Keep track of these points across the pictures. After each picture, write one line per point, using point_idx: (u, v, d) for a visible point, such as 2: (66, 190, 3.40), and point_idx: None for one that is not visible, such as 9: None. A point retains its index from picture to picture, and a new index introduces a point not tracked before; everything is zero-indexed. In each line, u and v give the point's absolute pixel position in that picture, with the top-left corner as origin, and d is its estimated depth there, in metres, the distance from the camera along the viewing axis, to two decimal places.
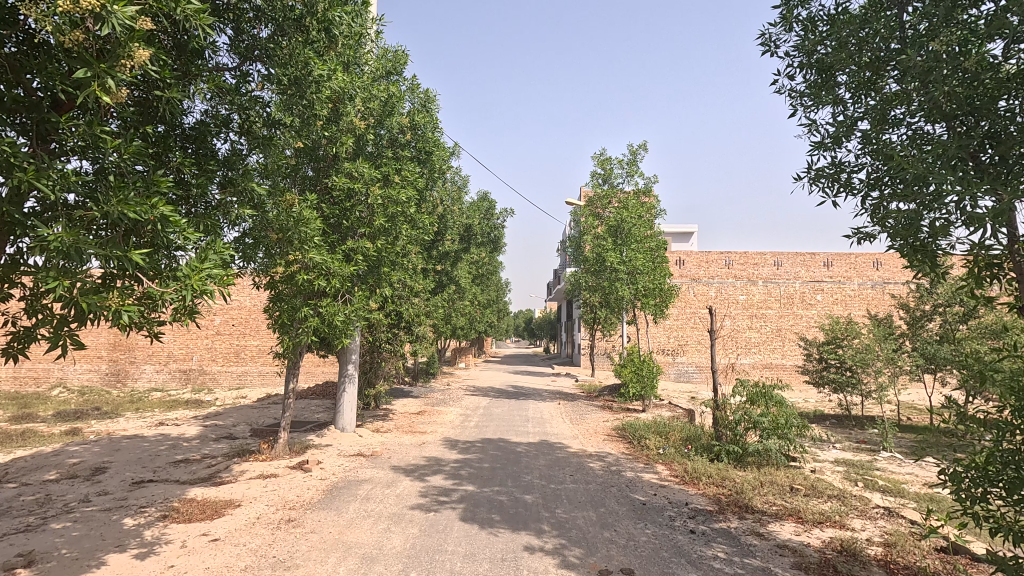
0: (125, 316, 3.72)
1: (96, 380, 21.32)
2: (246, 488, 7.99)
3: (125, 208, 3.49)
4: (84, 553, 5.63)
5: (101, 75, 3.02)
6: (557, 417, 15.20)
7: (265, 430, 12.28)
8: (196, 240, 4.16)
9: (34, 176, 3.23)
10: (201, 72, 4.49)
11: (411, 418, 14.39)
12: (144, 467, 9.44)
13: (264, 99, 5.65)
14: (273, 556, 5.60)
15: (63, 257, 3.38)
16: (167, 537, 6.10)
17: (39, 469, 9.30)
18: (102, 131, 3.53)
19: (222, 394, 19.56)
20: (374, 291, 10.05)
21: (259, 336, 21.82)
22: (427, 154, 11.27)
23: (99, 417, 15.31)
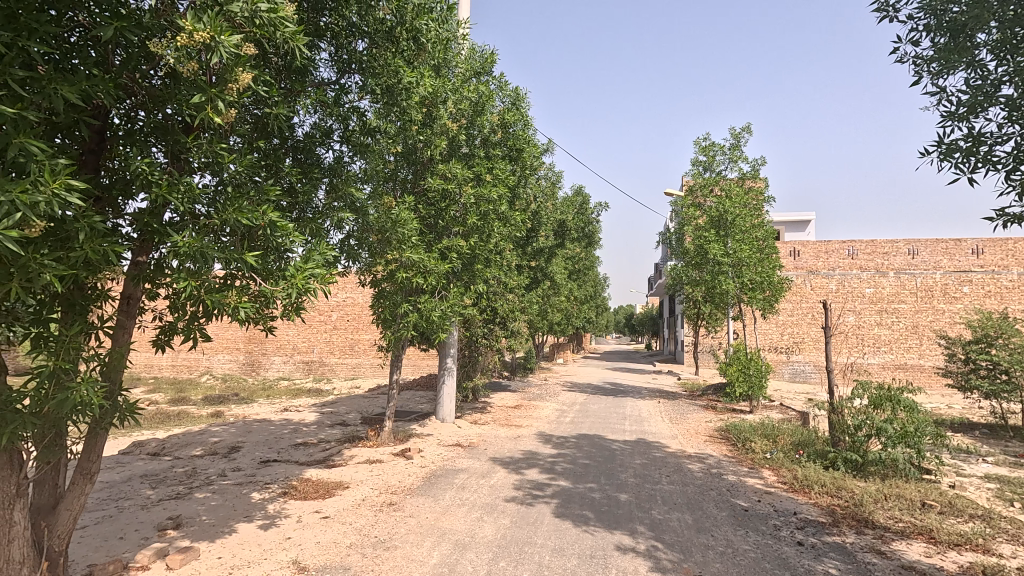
0: (243, 312, 4.17)
1: (236, 369, 24.05)
2: (354, 472, 8.63)
3: (240, 216, 3.94)
4: (219, 520, 6.41)
5: (213, 99, 3.41)
6: (656, 415, 14.75)
7: (374, 418, 13.16)
8: (301, 243, 4.55)
9: (167, 191, 3.73)
10: (303, 89, 4.91)
11: (508, 412, 14.68)
12: (270, 448, 10.52)
13: (361, 109, 6.02)
14: (374, 536, 6.01)
15: (193, 259, 3.86)
16: (286, 512, 6.77)
17: (188, 445, 10.71)
18: (221, 147, 3.97)
19: (339, 384, 21.22)
20: (469, 287, 10.37)
21: (369, 330, 23.41)
22: (519, 152, 11.39)
23: (238, 402, 17.30)
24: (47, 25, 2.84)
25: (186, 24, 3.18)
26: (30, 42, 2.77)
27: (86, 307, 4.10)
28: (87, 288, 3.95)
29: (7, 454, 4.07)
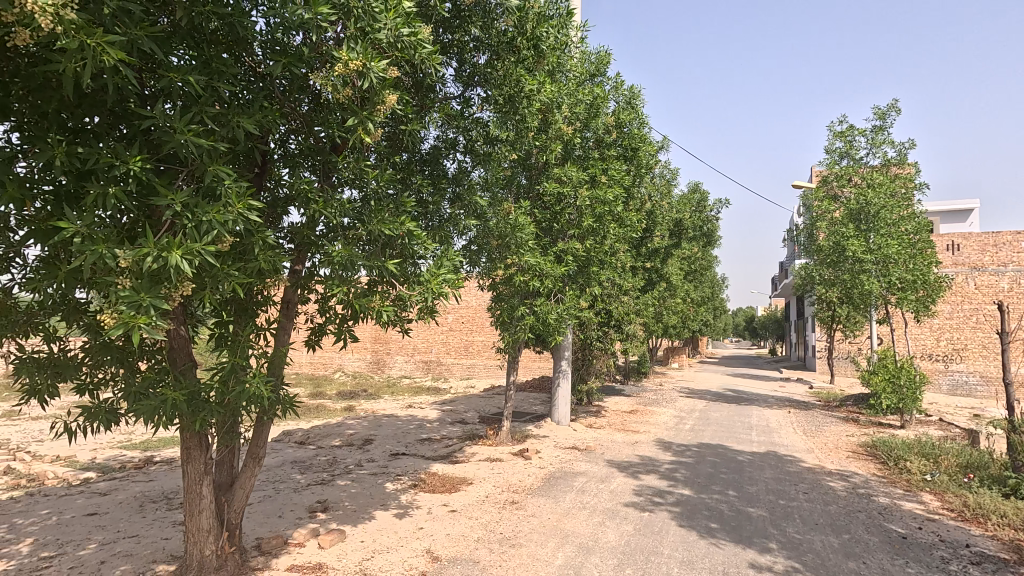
0: (385, 315, 4.51)
1: (363, 367, 26.01)
2: (477, 469, 8.96)
3: (383, 227, 4.29)
4: (360, 506, 6.99)
5: (364, 121, 3.70)
6: (787, 427, 13.65)
7: (491, 418, 13.56)
8: (433, 250, 4.82)
9: (323, 207, 4.15)
10: (433, 103, 5.20)
11: (624, 416, 14.39)
12: (399, 442, 11.26)
13: (483, 119, 6.25)
14: (500, 532, 6.20)
15: (344, 267, 4.24)
16: (417, 503, 7.20)
17: (329, 436, 11.78)
18: (365, 165, 4.33)
19: (456, 384, 22.15)
20: (584, 290, 10.33)
21: (483, 332, 24.21)
22: (634, 151, 11.15)
23: (367, 398, 18.71)
24: (230, 66, 3.27)
25: (342, 54, 3.47)
26: (218, 82, 3.20)
27: (253, 312, 4.66)
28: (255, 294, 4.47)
29: (197, 437, 4.73)
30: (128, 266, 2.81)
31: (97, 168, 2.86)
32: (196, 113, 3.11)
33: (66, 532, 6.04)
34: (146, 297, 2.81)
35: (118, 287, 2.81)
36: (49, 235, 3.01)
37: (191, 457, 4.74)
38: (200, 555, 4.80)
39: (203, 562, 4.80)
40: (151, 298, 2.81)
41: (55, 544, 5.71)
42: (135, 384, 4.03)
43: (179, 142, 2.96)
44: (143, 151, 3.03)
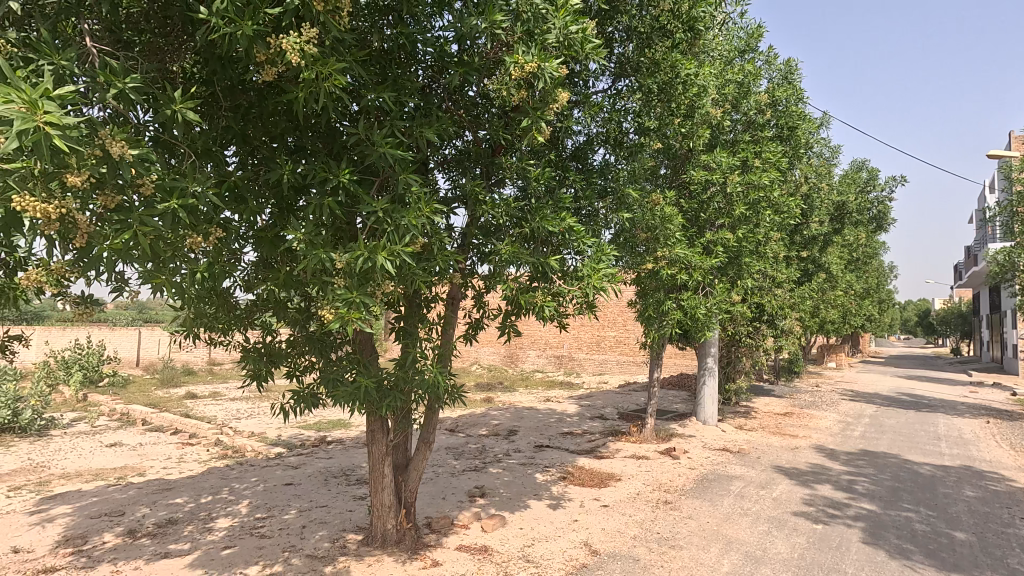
0: (548, 311, 4.59)
1: (498, 360, 26.88)
2: (624, 465, 8.84)
3: (546, 224, 4.39)
4: (515, 495, 7.25)
5: (537, 121, 3.80)
6: (987, 439, 11.65)
7: (631, 415, 13.31)
8: (591, 245, 4.81)
9: (491, 207, 4.33)
10: (588, 98, 5.16)
11: (778, 419, 13.30)
12: (542, 434, 11.49)
13: (634, 109, 6.08)
14: (657, 532, 6.05)
15: (510, 264, 4.41)
16: (569, 495, 7.28)
17: (475, 425, 12.39)
18: (527, 164, 4.46)
19: (588, 379, 22.00)
20: (735, 283, 9.68)
21: (615, 327, 23.53)
22: (791, 130, 10.20)
23: (504, 390, 19.36)
24: (413, 81, 3.54)
25: (516, 57, 3.56)
26: (405, 97, 3.48)
27: (423, 308, 4.95)
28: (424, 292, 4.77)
29: (379, 422, 5.24)
30: (344, 268, 3.17)
31: (315, 182, 3.27)
32: (390, 126, 3.41)
33: (272, 498, 7.03)
34: (357, 295, 3.16)
35: (335, 286, 3.19)
36: (273, 242, 3.49)
37: (375, 439, 5.26)
38: (384, 528, 5.39)
39: (386, 534, 5.39)
40: (361, 296, 3.14)
41: (265, 508, 6.67)
42: (333, 372, 4.53)
43: (379, 155, 3.26)
44: (349, 164, 3.38)
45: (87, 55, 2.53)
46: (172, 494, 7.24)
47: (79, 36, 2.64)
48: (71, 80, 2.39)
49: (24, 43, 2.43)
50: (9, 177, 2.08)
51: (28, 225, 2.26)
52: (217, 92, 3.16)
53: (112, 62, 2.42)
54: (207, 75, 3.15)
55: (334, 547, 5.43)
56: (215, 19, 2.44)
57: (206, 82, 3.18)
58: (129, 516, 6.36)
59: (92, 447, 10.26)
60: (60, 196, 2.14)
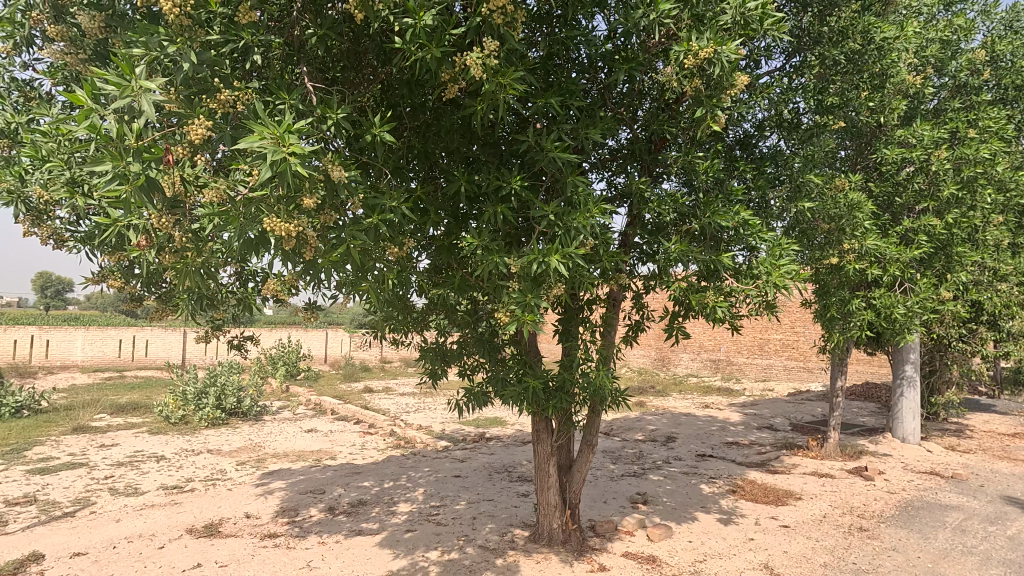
0: (721, 312, 4.26)
1: (649, 362, 25.59)
2: (803, 483, 7.96)
3: (718, 218, 4.09)
4: (680, 505, 6.91)
5: (712, 109, 3.60)
6: None
7: (807, 427, 11.98)
8: (768, 240, 4.38)
9: (657, 204, 4.17)
10: (761, 80, 4.73)
11: (1004, 440, 11.00)
12: (703, 443, 10.84)
13: (815, 86, 5.44)
14: (853, 562, 5.33)
15: (678, 263, 4.19)
16: (741, 511, 6.75)
17: (630, 429, 12.09)
18: (695, 157, 4.23)
19: (751, 386, 19.99)
20: (943, 278, 8.22)
21: (781, 328, 20.48)
22: (1018, 90, 8.43)
23: (657, 394, 18.65)
24: (577, 85, 3.57)
25: (688, 45, 3.41)
26: (570, 100, 3.51)
27: (583, 312, 4.74)
28: (586, 294, 4.70)
29: (544, 422, 5.32)
30: (518, 272, 3.26)
31: (489, 190, 3.43)
32: (557, 131, 3.45)
33: (443, 488, 7.56)
34: (531, 298, 3.24)
35: (510, 290, 3.30)
36: (449, 250, 3.72)
37: (540, 439, 5.36)
38: (550, 527, 5.47)
39: (552, 533, 5.47)
40: (535, 299, 3.21)
41: (438, 497, 7.19)
42: (501, 372, 4.66)
43: (548, 160, 3.31)
44: (519, 171, 3.49)
45: (307, 93, 2.93)
46: (360, 478, 8.15)
47: (300, 78, 3.07)
48: (297, 116, 2.77)
49: (262, 89, 2.89)
50: (258, 204, 2.47)
51: (269, 243, 2.66)
52: (403, 115, 3.47)
53: (328, 97, 2.76)
54: (395, 100, 3.48)
55: (503, 540, 5.66)
56: (410, 46, 2.69)
57: (392, 107, 3.50)
58: (328, 494, 7.28)
59: (295, 431, 11.96)
60: (293, 215, 2.48)
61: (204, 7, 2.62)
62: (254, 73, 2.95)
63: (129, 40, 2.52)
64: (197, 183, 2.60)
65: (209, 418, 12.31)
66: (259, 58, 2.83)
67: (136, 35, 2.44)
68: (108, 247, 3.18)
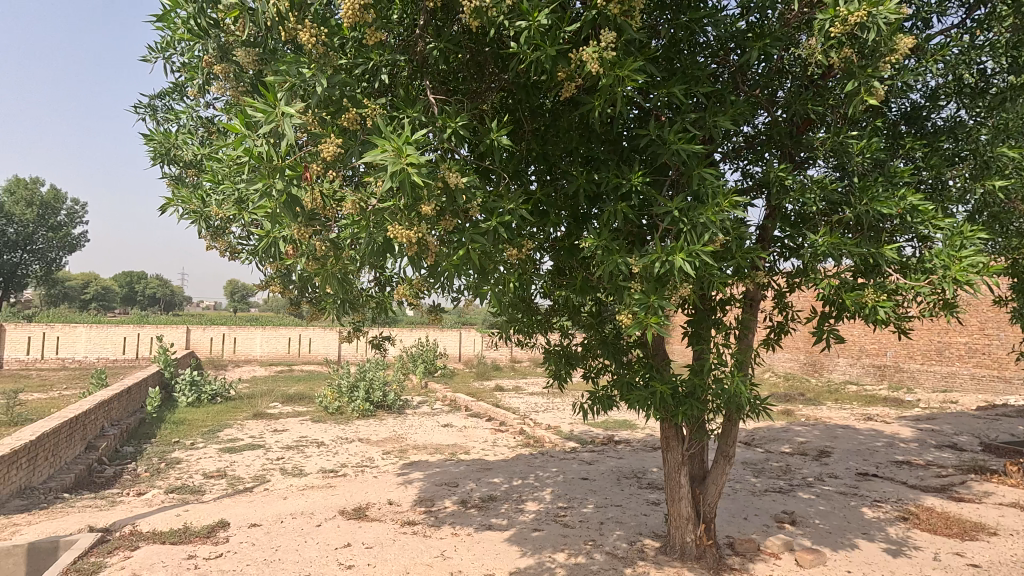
0: (883, 312, 3.69)
1: (797, 368, 23.01)
2: (999, 515, 6.65)
3: (878, 205, 3.55)
4: (836, 529, 6.15)
5: (868, 81, 3.16)
6: None
7: (1005, 449, 10.00)
8: (945, 228, 3.72)
9: (802, 192, 3.74)
10: (932, 41, 4.03)
11: None
12: (865, 460, 9.56)
13: (1009, 39, 4.50)
14: None
15: (828, 258, 3.71)
16: (914, 542, 5.82)
17: (775, 440, 11.05)
18: (847, 137, 3.74)
19: (927, 396, 17.19)
20: None
21: (967, 331, 17.29)
22: None
23: (808, 403, 16.83)
24: (704, 70, 3.34)
25: (835, 11, 3.03)
26: (696, 87, 3.28)
27: (716, 313, 4.41)
28: (719, 293, 4.36)
29: (674, 430, 5.04)
30: (640, 272, 3.11)
31: (608, 188, 3.32)
32: (681, 121, 3.25)
33: (571, 490, 7.52)
34: (654, 299, 3.07)
35: (632, 291, 3.16)
36: (569, 251, 3.68)
37: (670, 446, 5.09)
38: (682, 541, 5.17)
39: (685, 547, 5.16)
40: (659, 300, 3.04)
41: (566, 498, 7.17)
42: (626, 375, 4.47)
43: (672, 152, 3.13)
44: (641, 166, 3.33)
45: (429, 105, 3.07)
46: (491, 474, 8.42)
47: (424, 91, 3.23)
48: (420, 127, 2.92)
49: (390, 105, 3.09)
50: (384, 213, 2.64)
51: (397, 249, 2.83)
52: (522, 118, 3.52)
53: (447, 107, 2.87)
54: (513, 104, 3.53)
55: (632, 549, 5.48)
56: (524, 48, 2.70)
57: (511, 111, 3.56)
58: (461, 487, 7.62)
59: (433, 426, 12.70)
60: (415, 222, 2.61)
61: (337, 34, 2.93)
62: (383, 91, 3.17)
63: (278, 71, 2.85)
64: (334, 197, 2.84)
65: (359, 410, 13.56)
66: (386, 76, 3.03)
67: (282, 66, 2.75)
68: (269, 257, 3.62)
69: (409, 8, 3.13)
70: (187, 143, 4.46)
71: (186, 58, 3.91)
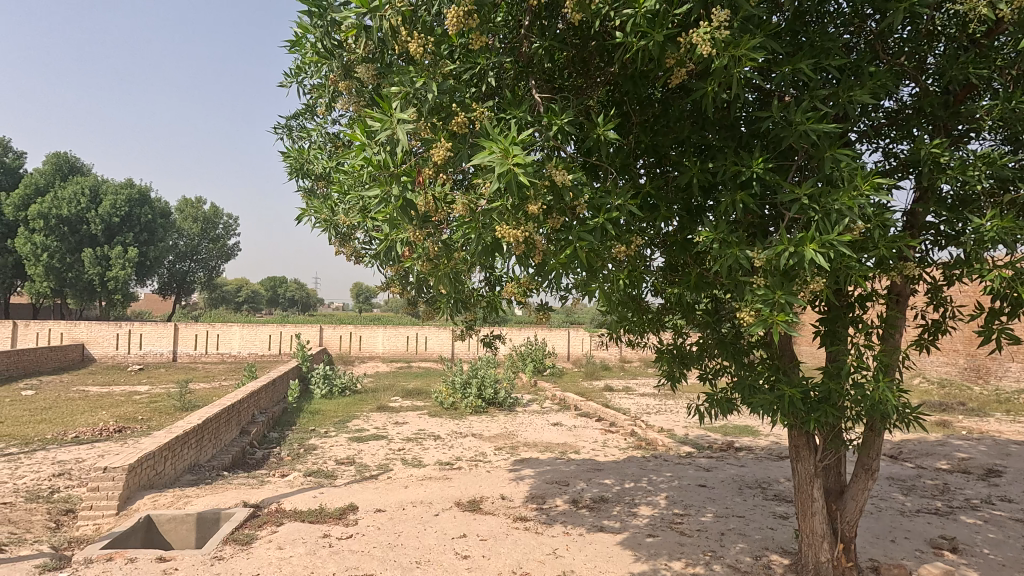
0: None
1: (955, 373, 19.93)
2: None
3: None
4: (1011, 562, 5.26)
5: None
6: None
7: None
8: None
9: (962, 170, 3.23)
10: None
11: None
12: None
13: None
14: None
15: (998, 245, 3.16)
16: None
17: (930, 455, 9.70)
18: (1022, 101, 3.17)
19: None
20: None
21: None
22: None
23: (971, 413, 14.57)
24: (836, 41, 3.01)
25: None
26: (826, 62, 2.97)
27: (854, 310, 3.95)
28: (856, 289, 3.90)
29: (805, 438, 4.60)
30: (764, 266, 2.87)
31: (725, 178, 3.11)
32: (809, 99, 2.95)
33: (688, 497, 7.18)
34: (780, 295, 2.81)
35: (754, 287, 2.92)
36: (683, 246, 3.48)
37: (801, 456, 4.65)
38: (816, 560, 4.68)
39: (819, 567, 4.66)
40: (786, 296, 2.78)
41: (682, 505, 6.86)
42: (747, 378, 4.13)
43: (799, 134, 2.86)
44: (764, 152, 3.07)
45: (535, 104, 3.09)
46: (602, 475, 8.29)
47: (530, 90, 3.26)
48: (526, 127, 2.93)
49: (497, 107, 3.14)
50: (492, 213, 2.70)
51: (505, 249, 2.86)
52: (630, 111, 3.42)
53: (553, 105, 2.86)
54: (620, 97, 3.44)
55: (757, 564, 5.11)
56: (631, 37, 2.61)
57: (618, 104, 3.46)
58: (572, 487, 7.60)
59: (543, 424, 12.78)
60: (522, 222, 2.62)
61: (445, 42, 3.03)
62: (491, 94, 3.24)
63: (392, 83, 3.00)
64: (445, 200, 2.93)
65: (472, 406, 14.02)
66: (492, 79, 3.10)
67: (396, 77, 2.90)
68: (389, 260, 3.84)
69: (514, 10, 3.16)
70: (318, 157, 4.87)
71: (315, 80, 4.28)
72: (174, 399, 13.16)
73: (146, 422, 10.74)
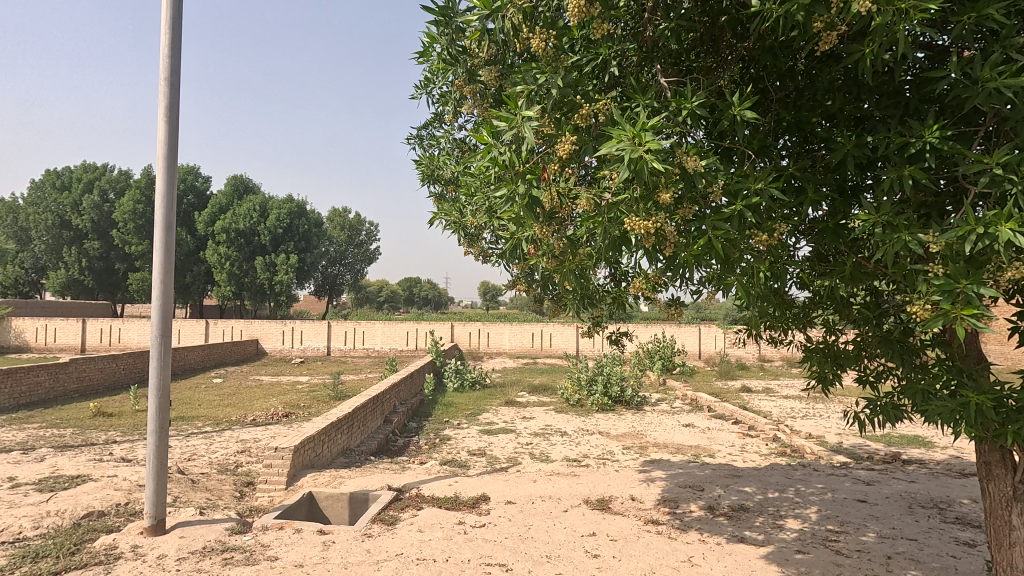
0: None
1: None
2: None
3: None
4: None
5: None
6: None
7: None
8: None
9: None
10: None
11: None
12: None
13: None
14: None
15: None
16: None
17: None
18: None
19: None
20: None
21: None
22: None
23: None
24: None
25: None
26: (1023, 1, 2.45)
27: None
28: None
29: (998, 452, 3.92)
30: (942, 250, 2.46)
31: (890, 151, 2.71)
32: (1000, 51, 2.47)
33: (845, 512, 6.44)
34: (965, 284, 2.37)
35: (930, 276, 2.50)
36: (837, 232, 3.10)
37: (993, 475, 3.96)
38: None
39: None
40: (974, 285, 2.34)
41: (838, 520, 6.17)
42: (920, 381, 3.57)
43: (987, 94, 2.40)
44: (939, 119, 2.62)
45: (660, 89, 2.95)
46: (741, 481, 7.75)
47: (654, 76, 3.14)
48: (653, 114, 2.82)
49: (621, 97, 3.06)
50: (619, 206, 2.62)
51: (633, 241, 2.75)
52: (768, 88, 3.13)
53: (682, 88, 2.71)
54: (757, 73, 3.18)
55: None
56: (770, 4, 2.38)
57: (755, 79, 3.17)
58: (707, 492, 7.19)
59: (674, 424, 12.25)
60: (652, 213, 2.52)
61: (567, 35, 3.03)
62: (612, 84, 3.18)
63: (516, 81, 3.05)
64: (570, 195, 2.89)
65: (599, 403, 13.87)
66: (615, 68, 3.03)
67: (520, 77, 2.95)
68: (516, 259, 3.91)
69: None
70: (447, 163, 5.10)
71: (443, 89, 4.49)
72: (330, 389, 14.68)
73: (307, 409, 12.12)
